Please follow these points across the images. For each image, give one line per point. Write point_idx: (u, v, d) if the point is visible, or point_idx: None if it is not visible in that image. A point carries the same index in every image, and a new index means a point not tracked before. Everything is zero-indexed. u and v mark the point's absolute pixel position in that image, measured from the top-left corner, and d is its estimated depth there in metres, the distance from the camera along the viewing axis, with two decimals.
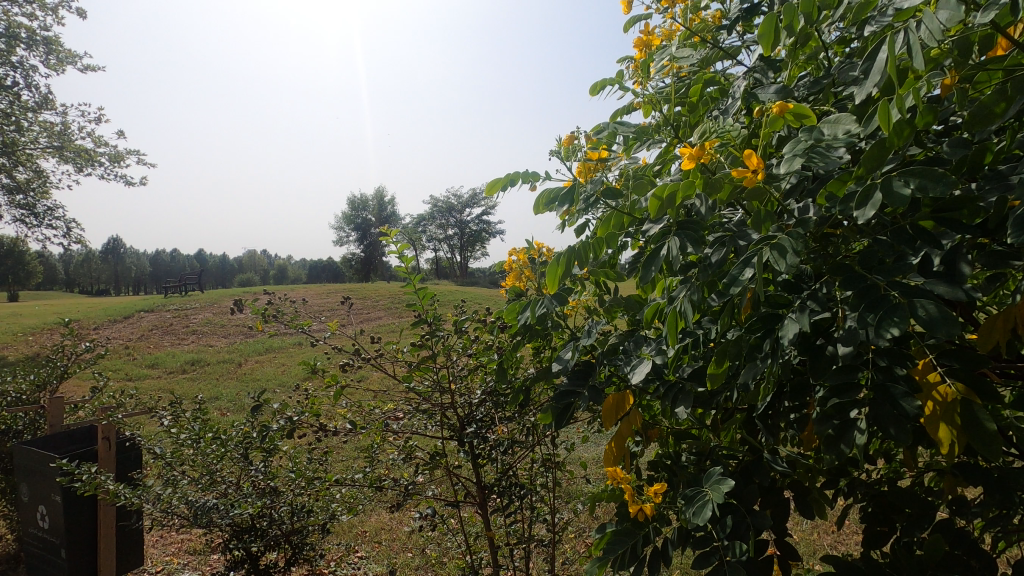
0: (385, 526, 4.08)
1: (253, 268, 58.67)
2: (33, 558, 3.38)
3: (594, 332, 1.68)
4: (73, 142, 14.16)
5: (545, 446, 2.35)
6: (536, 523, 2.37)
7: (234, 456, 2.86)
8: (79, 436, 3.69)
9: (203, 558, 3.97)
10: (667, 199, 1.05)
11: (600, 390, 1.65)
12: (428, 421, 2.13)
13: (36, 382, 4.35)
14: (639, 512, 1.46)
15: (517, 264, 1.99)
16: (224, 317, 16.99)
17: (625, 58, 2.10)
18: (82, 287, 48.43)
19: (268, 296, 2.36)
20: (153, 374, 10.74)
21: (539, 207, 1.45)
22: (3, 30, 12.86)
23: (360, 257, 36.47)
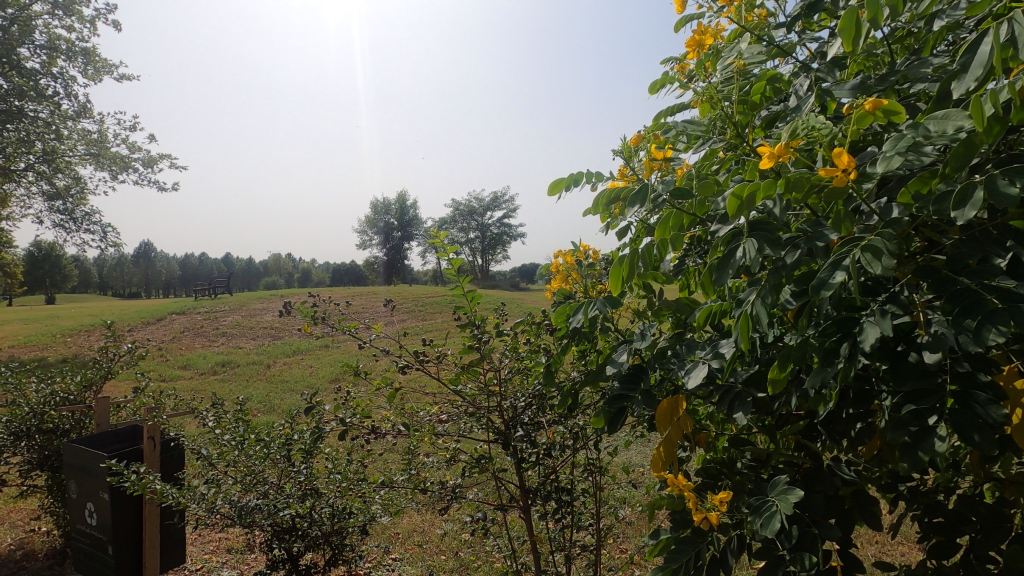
0: (419, 528, 4.09)
1: (280, 272, 59.78)
2: (80, 554, 3.47)
3: (650, 333, 1.68)
4: (109, 150, 14.61)
5: (588, 450, 2.33)
6: (579, 529, 2.35)
7: (277, 456, 2.90)
8: (124, 435, 3.77)
9: (242, 556, 4.04)
10: (747, 200, 1.04)
11: (653, 395, 1.62)
12: (474, 424, 2.12)
13: (83, 383, 4.50)
14: (705, 521, 1.42)
15: (563, 265, 1.98)
16: (253, 320, 17.34)
17: (674, 58, 2.08)
18: (116, 290, 49.97)
19: (315, 298, 2.39)
20: (185, 375, 11.03)
21: (602, 206, 1.45)
22: (45, 42, 13.35)
23: (383, 260, 36.92)
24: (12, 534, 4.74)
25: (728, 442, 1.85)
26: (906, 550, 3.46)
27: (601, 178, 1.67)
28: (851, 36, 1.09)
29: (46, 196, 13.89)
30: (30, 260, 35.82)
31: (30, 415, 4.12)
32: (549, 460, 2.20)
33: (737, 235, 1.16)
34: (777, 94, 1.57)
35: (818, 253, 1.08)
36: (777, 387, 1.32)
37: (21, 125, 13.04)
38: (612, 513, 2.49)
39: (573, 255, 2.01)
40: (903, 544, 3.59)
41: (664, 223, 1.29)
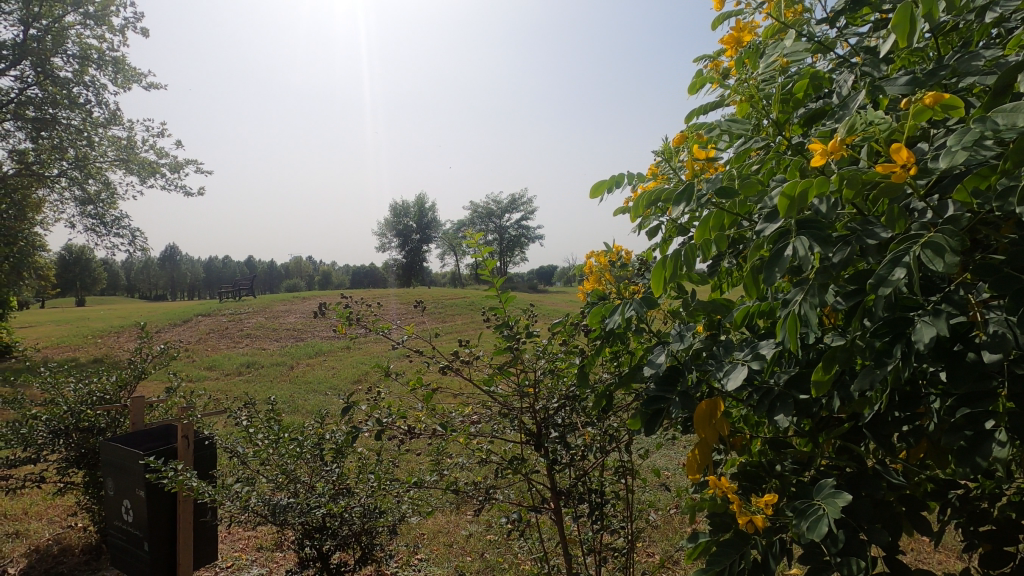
0: (443, 529, 4.10)
1: (301, 275, 60.70)
2: (117, 550, 3.56)
3: (687, 334, 1.66)
4: (138, 155, 14.97)
5: (620, 453, 2.33)
6: (610, 531, 2.33)
7: (310, 456, 2.94)
8: (159, 434, 3.86)
9: (271, 554, 4.10)
10: (797, 197, 1.03)
11: (691, 396, 1.60)
12: (506, 424, 2.12)
13: (118, 383, 4.62)
14: (749, 523, 1.40)
15: (596, 266, 1.98)
16: (276, 321, 17.61)
17: (710, 57, 2.07)
18: (143, 292, 51.29)
19: (349, 299, 2.42)
20: (212, 375, 11.26)
21: (643, 207, 1.45)
22: (77, 52, 13.77)
23: (402, 263, 37.27)
24: (50, 529, 4.88)
25: (767, 446, 1.82)
26: (944, 560, 3.38)
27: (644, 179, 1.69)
28: (906, 32, 1.08)
29: (77, 201, 14.27)
30: (62, 263, 36.99)
31: (68, 414, 4.25)
32: (581, 461, 2.18)
33: (785, 233, 1.14)
34: (819, 92, 1.55)
35: (870, 252, 1.06)
36: (823, 389, 1.30)
37: (54, 133, 13.46)
38: (643, 517, 2.48)
39: (605, 256, 2.01)
40: (940, 553, 3.50)
41: (703, 224, 1.29)
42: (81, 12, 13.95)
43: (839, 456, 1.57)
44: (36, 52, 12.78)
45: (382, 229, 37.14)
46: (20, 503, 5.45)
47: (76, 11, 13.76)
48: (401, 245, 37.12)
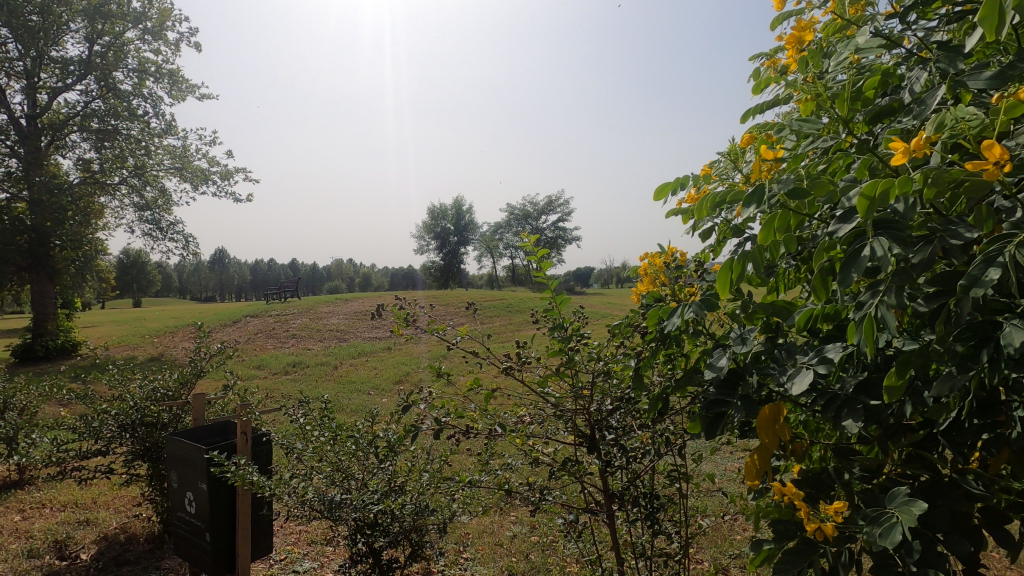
0: (487, 529, 4.13)
1: (342, 278, 62.34)
2: (180, 540, 3.72)
3: (750, 336, 1.62)
4: (191, 163, 15.64)
5: (673, 457, 2.30)
6: (664, 535, 2.31)
7: (364, 453, 3.02)
8: (218, 430, 4.02)
9: (321, 548, 4.23)
10: (877, 197, 1.02)
11: (753, 401, 1.57)
12: (560, 426, 2.13)
13: (179, 381, 4.85)
14: (818, 530, 1.37)
15: (651, 268, 1.97)
16: (320, 322, 18.11)
17: (770, 55, 2.05)
18: (195, 295, 53.71)
19: (404, 301, 2.49)
20: (260, 374, 11.65)
21: (706, 208, 1.45)
22: (136, 66, 14.52)
23: (440, 265, 37.82)
24: (117, 518, 5.16)
25: (829, 452, 1.78)
26: None
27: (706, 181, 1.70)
28: (994, 25, 1.04)
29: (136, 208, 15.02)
30: (120, 266, 39.15)
31: (134, 410, 4.49)
32: (634, 463, 2.17)
33: (860, 234, 1.13)
34: (891, 89, 1.50)
35: (954, 252, 1.03)
36: (896, 394, 1.26)
37: (116, 143, 14.23)
38: (697, 522, 2.45)
39: (660, 257, 2.01)
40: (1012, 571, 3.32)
41: (768, 225, 1.27)
42: (140, 28, 14.72)
43: (909, 464, 1.52)
44: (101, 67, 13.67)
45: (420, 232, 37.72)
46: (89, 493, 5.78)
47: (136, 27, 14.54)
48: (438, 248, 37.67)
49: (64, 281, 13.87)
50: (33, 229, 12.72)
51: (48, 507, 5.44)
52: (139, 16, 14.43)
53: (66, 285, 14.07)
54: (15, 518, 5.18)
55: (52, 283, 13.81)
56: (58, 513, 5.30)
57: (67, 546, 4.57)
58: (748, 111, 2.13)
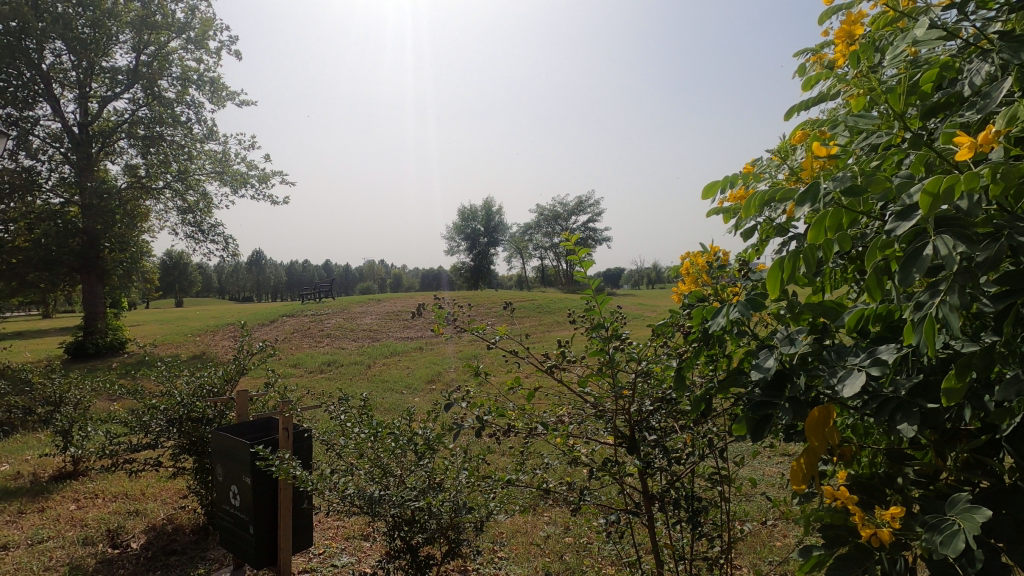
0: (521, 529, 4.14)
1: (375, 279, 63.40)
2: (226, 531, 3.84)
3: (798, 337, 1.58)
4: (232, 167, 16.13)
5: (715, 460, 2.27)
6: (705, 537, 2.28)
7: (403, 450, 3.06)
8: (261, 426, 4.13)
9: (359, 543, 4.32)
10: (940, 191, 1.00)
11: (801, 402, 1.53)
12: (600, 426, 2.14)
13: (223, 378, 5.01)
14: (873, 537, 1.33)
15: (694, 267, 1.94)
16: (353, 322, 18.45)
17: (818, 51, 2.02)
18: (234, 295, 55.41)
19: (443, 300, 2.52)
20: (297, 373, 11.93)
21: (754, 208, 1.44)
22: (180, 74, 15.07)
23: (470, 266, 38.05)
24: (164, 509, 5.36)
25: (881, 456, 1.72)
26: None
27: (752, 180, 1.68)
28: None
29: (179, 211, 15.56)
30: (163, 267, 40.89)
31: (181, 406, 4.66)
32: (675, 465, 2.15)
33: (920, 232, 1.10)
34: (949, 82, 1.45)
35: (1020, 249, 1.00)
36: (954, 396, 1.22)
37: (161, 148, 14.79)
38: (740, 526, 2.40)
39: (702, 257, 1.98)
40: None
41: (819, 223, 1.24)
42: (184, 38, 15.28)
43: (968, 469, 1.46)
44: (146, 76, 14.25)
45: (450, 234, 38.05)
46: (138, 484, 6.03)
47: (179, 37, 15.12)
48: (469, 249, 37.90)
49: (112, 281, 14.47)
50: (84, 231, 13.31)
51: (100, 497, 5.70)
52: (182, 26, 14.99)
53: (114, 285, 14.68)
54: (70, 507, 5.44)
55: (101, 284, 14.43)
56: (109, 503, 5.54)
57: (118, 535, 4.77)
58: (794, 107, 2.10)
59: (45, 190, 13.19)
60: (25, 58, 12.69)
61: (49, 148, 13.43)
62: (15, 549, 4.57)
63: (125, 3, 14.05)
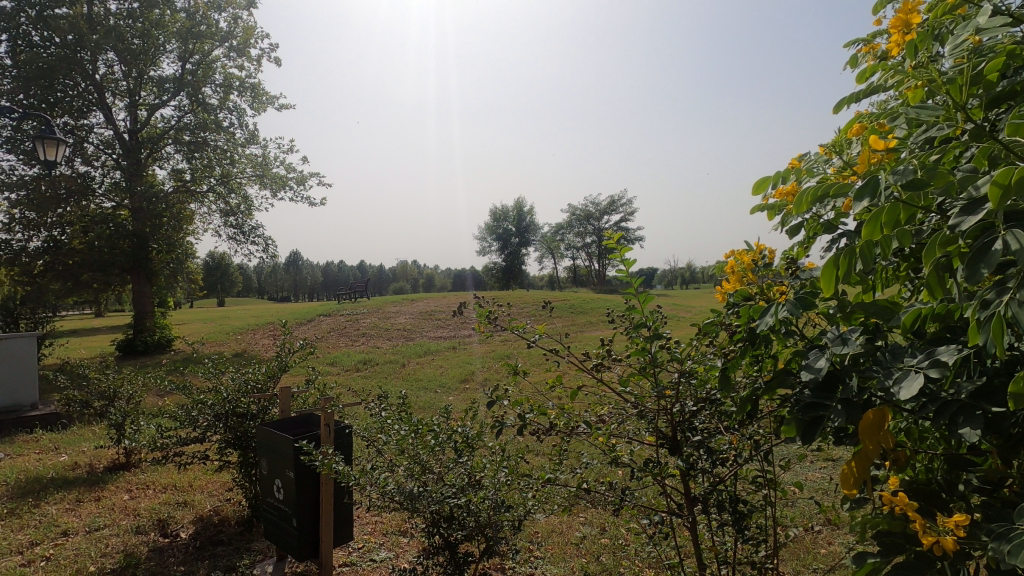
0: (557, 529, 4.14)
1: (408, 279, 64.32)
2: (270, 523, 3.95)
3: (849, 337, 1.52)
4: (271, 170, 16.59)
5: (760, 463, 2.22)
6: (750, 542, 2.23)
7: (442, 449, 3.09)
8: (303, 422, 4.23)
9: (396, 539, 4.40)
10: (1008, 184, 0.96)
11: (854, 404, 1.48)
12: (642, 426, 2.13)
13: (266, 376, 5.17)
14: (935, 545, 1.28)
15: (738, 265, 1.90)
16: (388, 322, 18.73)
17: (870, 42, 1.96)
18: (273, 295, 57.14)
19: (483, 299, 2.54)
20: (334, 370, 12.20)
21: (806, 203, 1.40)
22: (222, 81, 15.59)
23: (502, 266, 38.19)
24: (211, 501, 5.56)
25: (939, 462, 1.66)
26: None
27: (803, 175, 1.63)
28: None
29: (221, 213, 16.08)
30: (207, 268, 42.57)
31: (227, 402, 4.82)
32: (719, 467, 2.12)
33: (987, 227, 1.06)
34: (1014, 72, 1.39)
35: None
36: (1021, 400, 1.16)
37: (206, 153, 15.35)
38: (785, 532, 2.34)
39: (746, 255, 1.94)
40: None
41: (874, 219, 1.20)
42: (226, 46, 15.80)
43: None
44: (191, 84, 14.80)
45: (482, 234, 38.25)
46: (186, 477, 6.27)
47: (222, 45, 15.67)
48: (500, 249, 38.04)
49: (160, 282, 15.08)
50: (134, 234, 13.93)
51: (151, 488, 5.95)
52: (225, 35, 15.53)
53: (161, 285, 15.27)
54: (124, 497, 5.71)
55: (149, 284, 15.06)
56: (160, 494, 5.78)
57: (168, 525, 4.97)
58: (843, 100, 2.05)
59: (99, 194, 13.85)
60: (81, 70, 13.35)
61: (102, 154, 14.10)
62: (75, 536, 4.82)
63: (172, 15, 14.61)
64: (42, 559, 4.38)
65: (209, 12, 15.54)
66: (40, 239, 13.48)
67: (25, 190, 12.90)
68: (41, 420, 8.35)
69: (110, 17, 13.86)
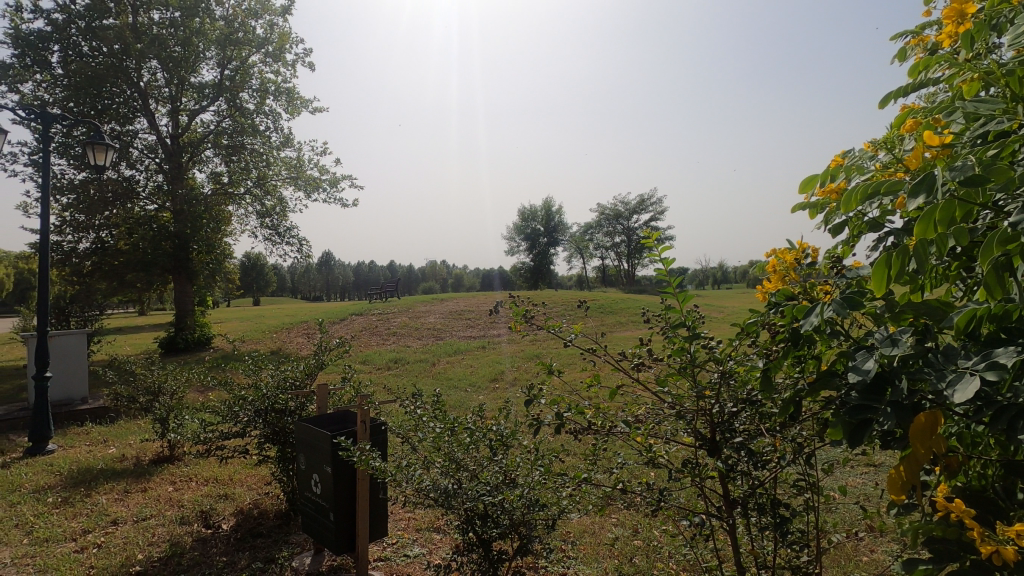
0: (589, 529, 4.12)
1: (437, 279, 65.04)
2: (307, 517, 4.05)
3: (899, 338, 1.48)
4: (305, 172, 16.97)
5: (802, 466, 2.18)
6: (791, 547, 2.19)
7: (477, 446, 3.12)
8: (339, 419, 4.32)
9: (429, 535, 4.45)
10: None
11: (904, 406, 1.43)
12: (680, 427, 2.12)
13: (304, 373, 5.30)
14: (994, 555, 1.23)
15: (780, 264, 1.87)
16: (419, 321, 18.96)
17: (921, 37, 1.91)
18: (306, 294, 58.46)
19: (519, 298, 2.55)
20: (366, 368, 12.44)
21: (855, 201, 1.38)
22: (258, 86, 16.00)
23: (530, 266, 38.19)
24: (250, 494, 5.72)
25: (993, 469, 1.60)
26: None
27: (851, 172, 1.60)
28: None
29: (257, 214, 16.51)
30: (244, 267, 43.90)
31: (266, 398, 4.95)
32: (760, 470, 2.09)
33: None
34: None
35: None
36: None
37: (243, 157, 15.80)
38: (828, 537, 2.30)
39: (789, 254, 1.91)
40: None
41: (928, 217, 1.17)
42: (263, 52, 16.22)
43: None
44: (230, 89, 15.25)
45: (511, 234, 38.33)
46: (226, 471, 6.47)
47: (259, 51, 16.08)
48: (529, 249, 38.05)
49: (199, 281, 15.58)
50: (176, 235, 14.44)
51: (194, 481, 6.16)
52: (261, 41, 15.94)
53: (201, 285, 15.75)
54: (168, 488, 5.92)
55: (190, 284, 15.58)
56: (202, 487, 5.98)
57: (211, 516, 5.14)
58: (891, 95, 2.00)
59: (143, 197, 14.40)
60: (126, 78, 13.89)
61: (145, 159, 14.65)
62: (124, 525, 5.02)
63: (211, 22, 15.05)
64: (94, 546, 4.59)
65: (247, 19, 15.98)
66: (89, 240, 14.10)
67: (74, 194, 13.54)
68: (91, 413, 8.72)
69: (154, 26, 14.38)
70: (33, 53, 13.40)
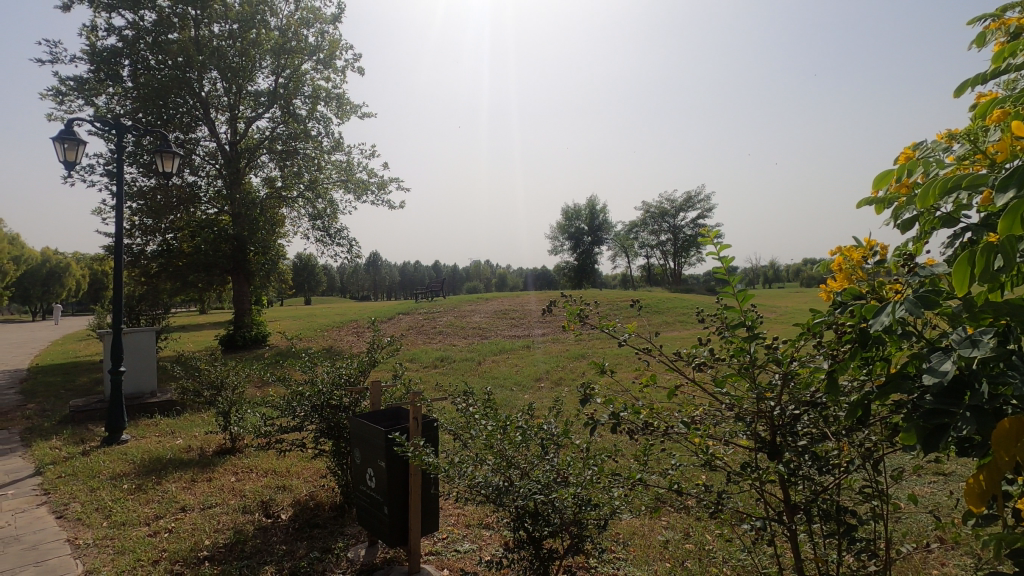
0: (638, 531, 4.08)
1: (481, 279, 65.62)
2: (361, 509, 4.17)
3: (980, 338, 1.39)
4: (354, 175, 17.45)
5: (867, 472, 2.10)
6: (856, 555, 2.11)
7: (527, 445, 3.14)
8: (390, 415, 4.43)
9: (479, 532, 4.51)
10: None
11: (986, 412, 1.35)
12: (740, 428, 2.08)
13: (357, 371, 5.47)
14: None
15: (846, 262, 1.81)
16: (465, 320, 19.20)
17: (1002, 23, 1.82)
18: (354, 294, 60.08)
19: (572, 298, 2.55)
20: (413, 366, 12.68)
21: (931, 195, 1.31)
22: (310, 92, 16.56)
23: (575, 266, 37.94)
24: (307, 486, 5.94)
25: None
26: None
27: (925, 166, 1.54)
28: None
29: (309, 216, 17.08)
30: (296, 268, 45.56)
31: (322, 394, 5.13)
32: (824, 475, 2.03)
33: None
34: None
35: None
36: None
37: (296, 161, 16.40)
38: (897, 547, 2.20)
39: (855, 252, 1.85)
40: None
41: (1014, 211, 1.10)
42: (314, 59, 16.77)
43: None
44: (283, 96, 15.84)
45: (554, 233, 38.21)
46: (283, 463, 6.74)
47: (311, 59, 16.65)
48: (573, 248, 37.82)
49: (256, 281, 16.28)
50: (235, 237, 15.12)
51: (254, 472, 6.45)
52: (313, 49, 16.49)
53: (257, 285, 16.43)
54: (231, 479, 6.22)
55: (247, 283, 16.27)
56: (262, 478, 6.25)
57: (270, 506, 5.37)
58: (967, 84, 1.91)
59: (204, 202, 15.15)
60: (189, 88, 14.63)
61: (206, 165, 15.41)
62: (191, 511, 5.32)
63: (266, 32, 15.67)
64: (165, 531, 4.88)
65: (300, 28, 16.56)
66: (156, 243, 14.94)
67: (143, 200, 14.39)
68: (159, 406, 9.25)
69: (214, 38, 15.10)
70: (106, 68, 14.30)
